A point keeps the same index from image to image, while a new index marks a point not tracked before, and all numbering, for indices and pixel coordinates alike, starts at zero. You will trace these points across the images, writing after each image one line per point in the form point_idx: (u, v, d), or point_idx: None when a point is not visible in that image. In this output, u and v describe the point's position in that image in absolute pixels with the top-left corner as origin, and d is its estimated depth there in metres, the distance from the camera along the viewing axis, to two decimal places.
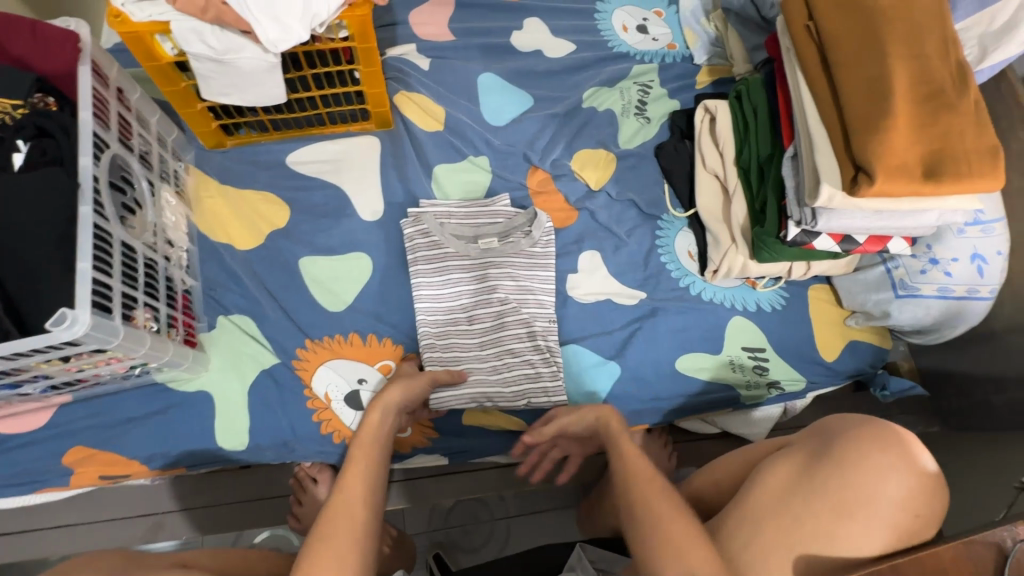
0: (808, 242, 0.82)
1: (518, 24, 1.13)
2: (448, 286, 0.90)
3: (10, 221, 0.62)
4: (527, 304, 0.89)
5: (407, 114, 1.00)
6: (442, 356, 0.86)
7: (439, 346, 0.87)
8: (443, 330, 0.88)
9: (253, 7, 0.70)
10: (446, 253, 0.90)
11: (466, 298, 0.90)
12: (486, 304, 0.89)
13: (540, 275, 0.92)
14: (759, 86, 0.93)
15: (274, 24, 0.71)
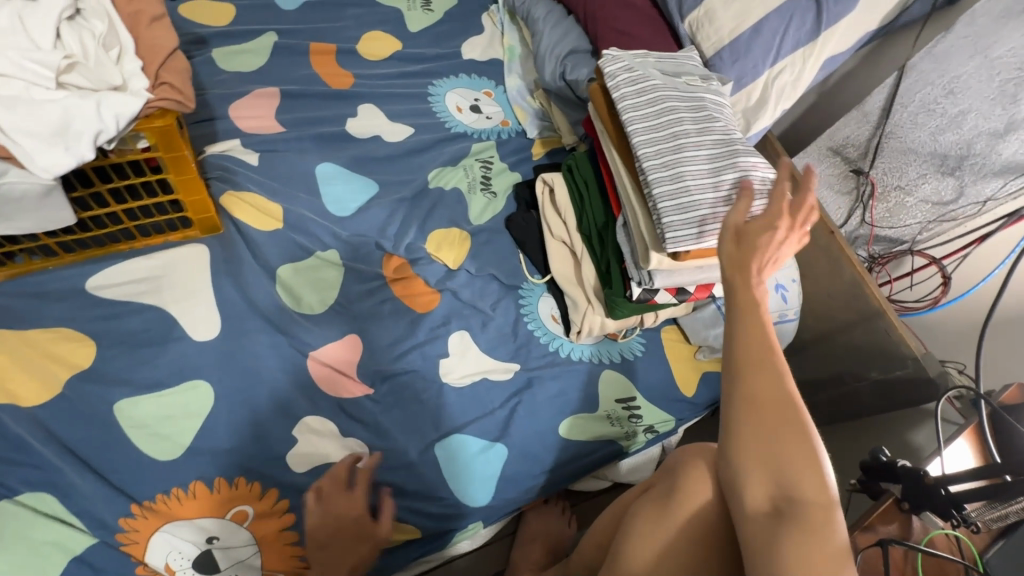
0: (652, 299, 0.91)
1: (352, 111, 1.12)
2: (696, 151, 0.79)
3: None
4: (689, 157, 0.78)
5: (236, 215, 0.92)
6: (654, 154, 0.79)
7: (666, 176, 0.78)
8: (666, 158, 0.79)
9: (14, 130, 0.60)
10: (689, 148, 0.79)
11: (662, 143, 0.80)
12: (693, 148, 0.79)
13: (696, 138, 0.80)
14: (585, 160, 1.02)
15: (45, 149, 0.61)
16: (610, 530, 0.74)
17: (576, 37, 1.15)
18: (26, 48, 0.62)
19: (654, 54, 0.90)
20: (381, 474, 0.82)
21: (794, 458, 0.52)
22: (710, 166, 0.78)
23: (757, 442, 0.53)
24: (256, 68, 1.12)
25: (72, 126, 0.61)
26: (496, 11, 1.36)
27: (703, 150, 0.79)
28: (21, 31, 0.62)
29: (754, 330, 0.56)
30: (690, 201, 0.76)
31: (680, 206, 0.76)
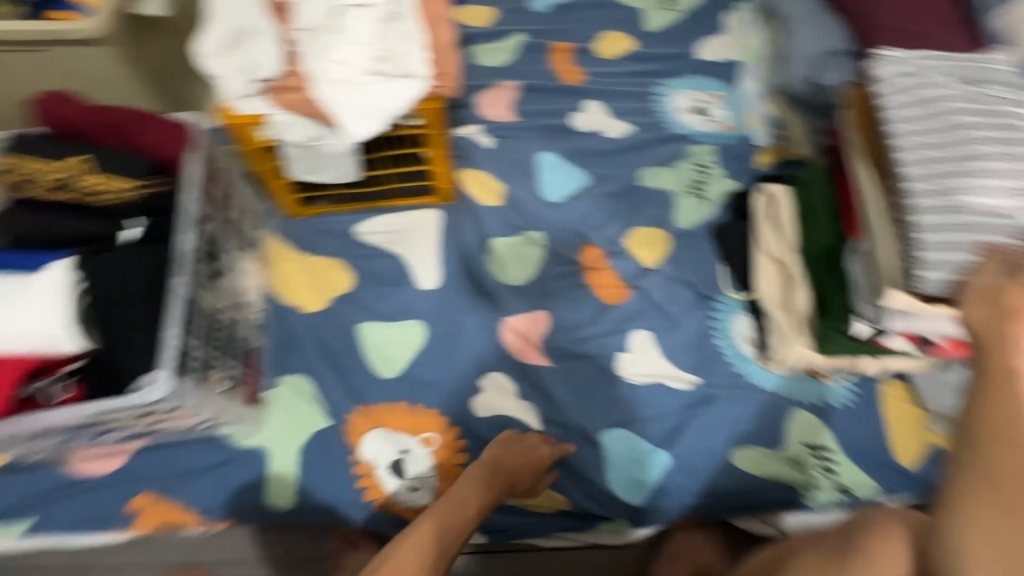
0: (878, 339, 0.79)
1: (578, 106, 1.19)
2: (981, 180, 0.67)
3: (113, 289, 0.66)
4: (970, 187, 0.67)
5: (469, 189, 1.06)
6: (924, 177, 0.68)
7: (935, 205, 0.67)
8: (938, 183, 0.68)
9: (343, 104, 0.79)
10: (974, 174, 0.67)
11: (936, 165, 0.68)
12: (976, 176, 0.67)
13: (983, 163, 0.68)
14: (822, 176, 0.91)
15: (360, 119, 0.79)
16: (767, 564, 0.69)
17: (837, 38, 1.03)
18: (354, 40, 0.82)
19: (948, 56, 0.75)
20: (545, 443, 0.88)
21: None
22: (992, 201, 0.66)
23: (983, 533, 0.48)
24: (503, 63, 1.25)
25: (376, 103, 0.80)
26: (743, 9, 1.30)
27: (988, 178, 0.67)
28: (352, 26, 0.83)
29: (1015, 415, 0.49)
30: (960, 240, 0.66)
31: (945, 244, 0.66)
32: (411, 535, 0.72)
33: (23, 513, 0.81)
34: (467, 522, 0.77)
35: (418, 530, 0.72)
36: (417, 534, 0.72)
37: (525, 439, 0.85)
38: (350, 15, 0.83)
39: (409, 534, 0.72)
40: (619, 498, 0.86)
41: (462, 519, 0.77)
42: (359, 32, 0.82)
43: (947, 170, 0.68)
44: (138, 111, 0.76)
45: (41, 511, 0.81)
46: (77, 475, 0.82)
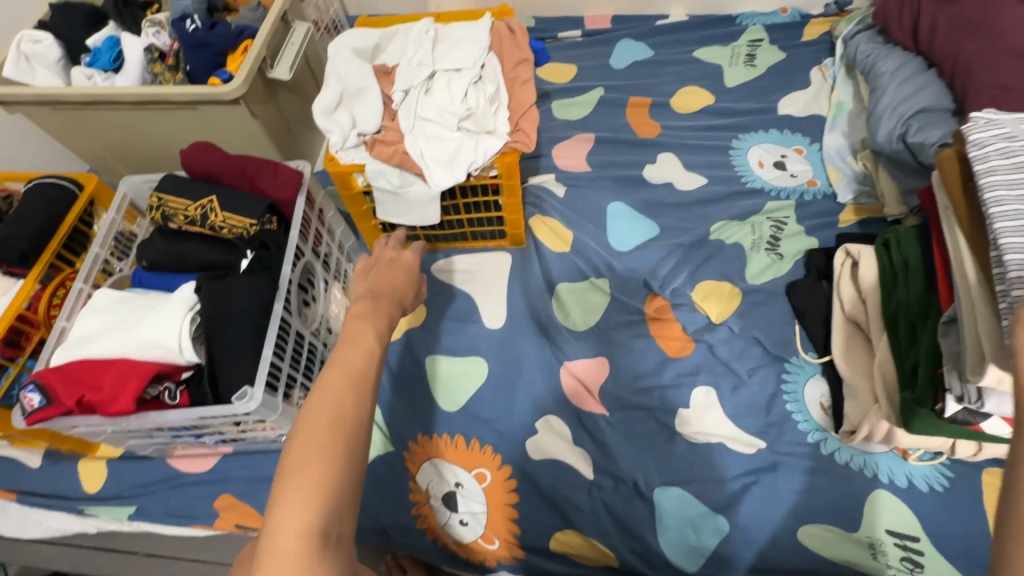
0: (974, 422, 0.70)
1: (651, 159, 1.22)
2: None
3: (219, 311, 0.76)
4: None
5: (539, 236, 1.11)
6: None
7: None
8: None
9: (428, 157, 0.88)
10: None
11: None
12: None
13: None
14: (912, 237, 0.85)
15: (441, 170, 0.88)
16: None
17: (934, 93, 0.98)
18: (441, 99, 0.92)
19: None
20: (597, 493, 0.86)
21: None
22: None
23: None
24: (581, 116, 1.32)
25: (454, 155, 0.88)
26: (830, 64, 1.27)
27: None
28: (441, 87, 0.93)
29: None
30: None
31: None
32: (327, 376, 0.54)
33: (129, 499, 0.92)
34: (376, 351, 0.59)
35: (327, 381, 0.54)
36: (335, 370, 0.55)
37: (384, 261, 0.76)
38: (441, 78, 0.94)
39: (328, 367, 0.55)
40: (672, 562, 0.81)
41: (369, 353, 0.58)
42: (445, 92, 0.92)
43: None
44: (261, 160, 0.89)
45: (142, 499, 0.92)
46: (175, 471, 0.92)
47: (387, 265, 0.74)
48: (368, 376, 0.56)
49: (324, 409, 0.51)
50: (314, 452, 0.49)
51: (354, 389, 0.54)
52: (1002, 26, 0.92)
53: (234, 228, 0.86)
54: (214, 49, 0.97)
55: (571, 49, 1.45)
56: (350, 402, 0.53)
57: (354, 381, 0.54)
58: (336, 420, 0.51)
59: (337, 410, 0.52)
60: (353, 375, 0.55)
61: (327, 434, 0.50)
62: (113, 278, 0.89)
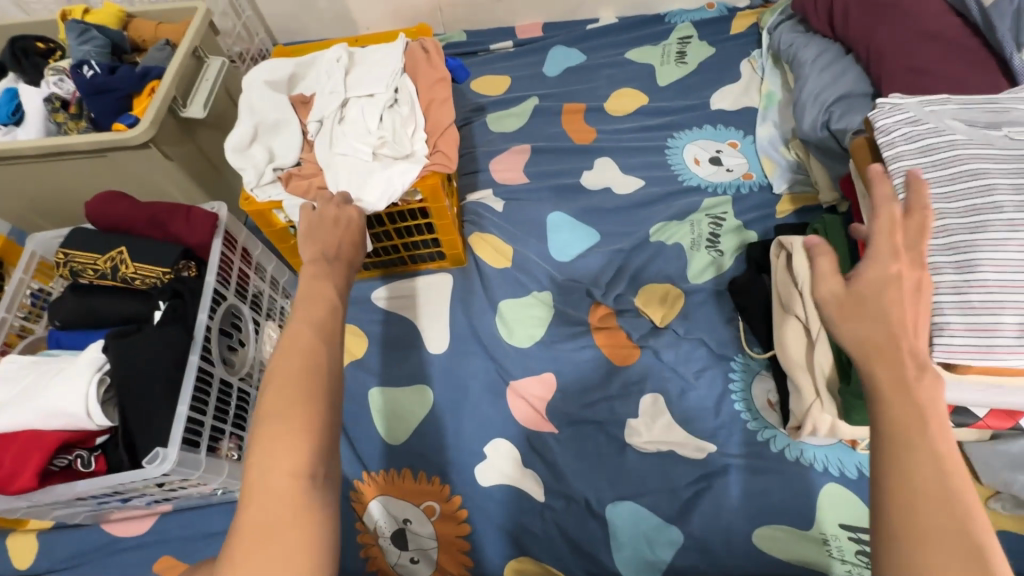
0: None
1: (589, 165, 1.21)
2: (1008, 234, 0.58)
3: (129, 370, 0.72)
4: (993, 241, 0.58)
5: (480, 254, 1.09)
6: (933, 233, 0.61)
7: (949, 265, 0.59)
8: (952, 239, 0.60)
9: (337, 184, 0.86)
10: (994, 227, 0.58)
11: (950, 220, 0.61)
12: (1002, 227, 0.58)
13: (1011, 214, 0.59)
14: (839, 226, 0.85)
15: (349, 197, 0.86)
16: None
17: (852, 78, 0.99)
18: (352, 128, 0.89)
19: (954, 99, 0.70)
20: (549, 515, 0.84)
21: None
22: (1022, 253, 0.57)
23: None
24: (517, 127, 1.30)
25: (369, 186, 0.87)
26: (758, 56, 1.28)
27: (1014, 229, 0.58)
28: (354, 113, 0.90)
29: (923, 521, 0.36)
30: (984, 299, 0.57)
31: (961, 304, 0.57)
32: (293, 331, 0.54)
33: (59, 573, 0.87)
34: (338, 306, 0.59)
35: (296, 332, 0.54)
36: (302, 320, 0.55)
37: (322, 218, 0.69)
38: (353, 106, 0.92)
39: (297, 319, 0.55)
40: None
41: (330, 304, 0.58)
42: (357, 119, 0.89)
43: (966, 223, 0.60)
44: (171, 205, 0.85)
45: (75, 571, 0.86)
46: (111, 537, 0.88)
47: (323, 218, 0.70)
48: (335, 328, 0.56)
49: (304, 358, 0.52)
50: (296, 396, 0.49)
51: (330, 340, 0.55)
52: (908, 10, 0.93)
53: (146, 278, 0.82)
54: (116, 93, 0.94)
55: (504, 60, 1.43)
56: (321, 351, 0.53)
57: (328, 334, 0.55)
58: (312, 367, 0.52)
59: (311, 358, 0.52)
60: (326, 327, 0.56)
61: (308, 378, 0.51)
62: (25, 342, 0.85)
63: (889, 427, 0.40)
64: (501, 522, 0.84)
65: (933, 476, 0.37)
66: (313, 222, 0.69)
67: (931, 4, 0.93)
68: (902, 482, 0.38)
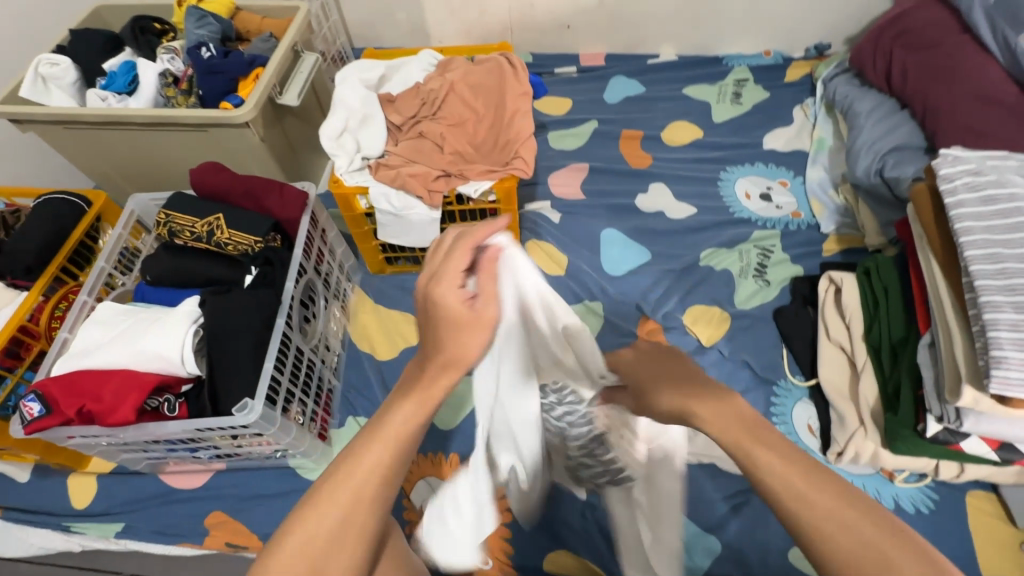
0: (954, 443, 0.72)
1: (643, 188, 1.26)
2: None
3: (224, 323, 0.77)
4: None
5: (535, 259, 1.15)
6: (995, 274, 0.65)
7: (1009, 304, 0.63)
8: (1012, 280, 0.64)
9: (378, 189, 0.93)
10: None
11: (1011, 263, 0.65)
12: None
13: None
14: (890, 264, 0.89)
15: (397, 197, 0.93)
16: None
17: (907, 132, 1.04)
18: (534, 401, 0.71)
19: (1016, 157, 0.75)
20: (590, 512, 0.86)
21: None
22: None
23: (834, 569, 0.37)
24: (576, 147, 1.37)
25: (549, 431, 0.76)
26: (811, 103, 1.35)
27: None
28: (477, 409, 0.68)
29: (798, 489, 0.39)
30: None
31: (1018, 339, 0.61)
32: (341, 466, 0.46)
33: (118, 515, 0.92)
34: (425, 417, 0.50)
35: (348, 460, 0.47)
36: (361, 449, 0.47)
37: (448, 297, 0.54)
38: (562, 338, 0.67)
39: (360, 444, 0.48)
40: None
41: (399, 439, 0.48)
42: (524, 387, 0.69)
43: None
44: (266, 180, 0.92)
45: (131, 516, 0.91)
46: (168, 487, 0.93)
47: (471, 314, 0.54)
48: (393, 470, 0.47)
49: (328, 505, 0.45)
50: (291, 554, 0.43)
51: (376, 494, 0.46)
52: (966, 76, 0.98)
53: (239, 245, 0.88)
54: (227, 75, 1.01)
55: (568, 84, 1.51)
56: (363, 502, 0.45)
57: (371, 487, 0.46)
58: (357, 495, 0.45)
59: (346, 513, 0.45)
60: (380, 480, 0.46)
61: (300, 560, 0.43)
62: (115, 292, 0.90)
63: (725, 441, 0.44)
64: (541, 513, 0.87)
65: (776, 456, 0.41)
66: (453, 331, 0.54)
67: (992, 69, 0.97)
68: (758, 480, 0.41)
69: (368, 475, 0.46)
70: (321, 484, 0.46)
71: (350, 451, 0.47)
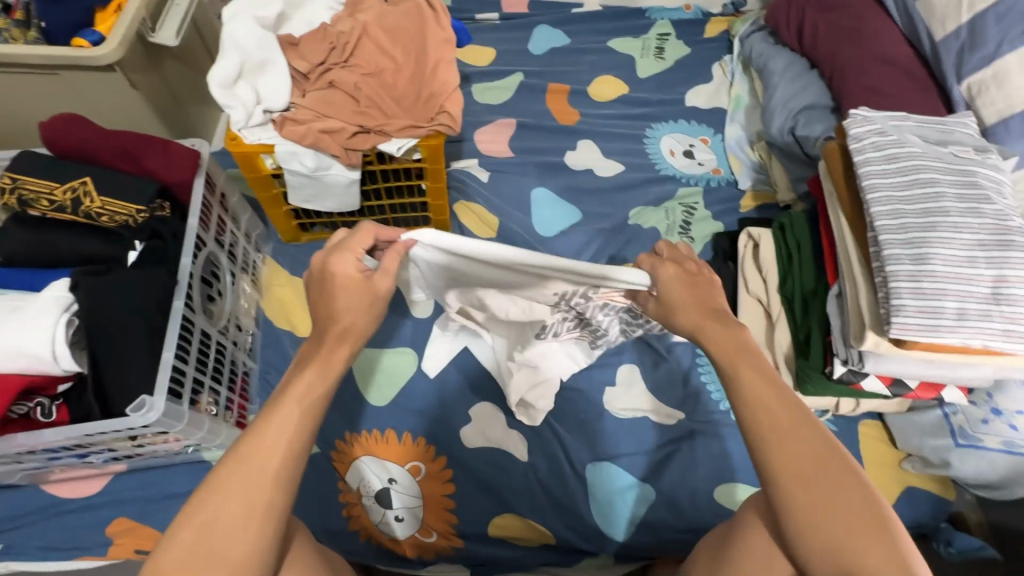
0: (857, 382, 0.80)
1: (572, 145, 1.24)
2: (952, 233, 0.69)
3: (106, 308, 0.66)
4: (940, 237, 0.68)
5: (464, 221, 1.10)
6: (896, 229, 0.71)
7: (907, 256, 0.69)
8: (909, 234, 0.70)
9: (287, 147, 0.82)
10: (940, 228, 0.69)
11: (910, 217, 0.71)
12: (947, 228, 0.69)
13: (955, 217, 0.70)
14: (801, 219, 0.95)
15: (311, 155, 0.83)
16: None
17: (816, 91, 1.09)
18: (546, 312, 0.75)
19: (913, 118, 0.81)
20: (532, 474, 0.87)
21: (864, 542, 0.44)
22: (965, 250, 0.68)
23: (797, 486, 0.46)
24: (502, 101, 1.30)
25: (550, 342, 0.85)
26: (729, 60, 1.37)
27: (956, 229, 0.69)
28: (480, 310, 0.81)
29: (781, 423, 0.48)
30: (932, 285, 0.67)
31: (914, 288, 0.67)
32: (243, 443, 0.46)
33: None
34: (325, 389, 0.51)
35: (249, 439, 0.46)
36: (267, 423, 0.47)
37: (338, 272, 0.57)
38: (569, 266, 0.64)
39: (263, 417, 0.48)
40: (605, 535, 0.84)
41: (305, 405, 0.49)
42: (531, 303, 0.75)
43: (921, 221, 0.70)
44: (143, 137, 0.78)
45: (13, 534, 0.79)
46: (57, 498, 0.81)
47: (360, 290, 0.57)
48: (299, 437, 0.48)
49: (232, 485, 0.44)
50: (189, 540, 0.42)
51: (282, 465, 0.46)
52: (870, 37, 1.04)
53: (115, 215, 0.73)
54: (79, 5, 0.83)
55: (490, 32, 1.42)
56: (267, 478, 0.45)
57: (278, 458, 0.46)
58: (260, 470, 0.45)
59: (247, 491, 0.44)
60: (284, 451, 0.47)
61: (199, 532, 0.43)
62: None
63: (729, 367, 0.52)
64: (484, 481, 0.87)
65: (759, 387, 0.50)
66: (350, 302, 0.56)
67: (890, 32, 1.04)
68: (748, 399, 0.50)
69: (270, 449, 0.46)
70: (221, 466, 0.46)
71: (252, 431, 0.47)
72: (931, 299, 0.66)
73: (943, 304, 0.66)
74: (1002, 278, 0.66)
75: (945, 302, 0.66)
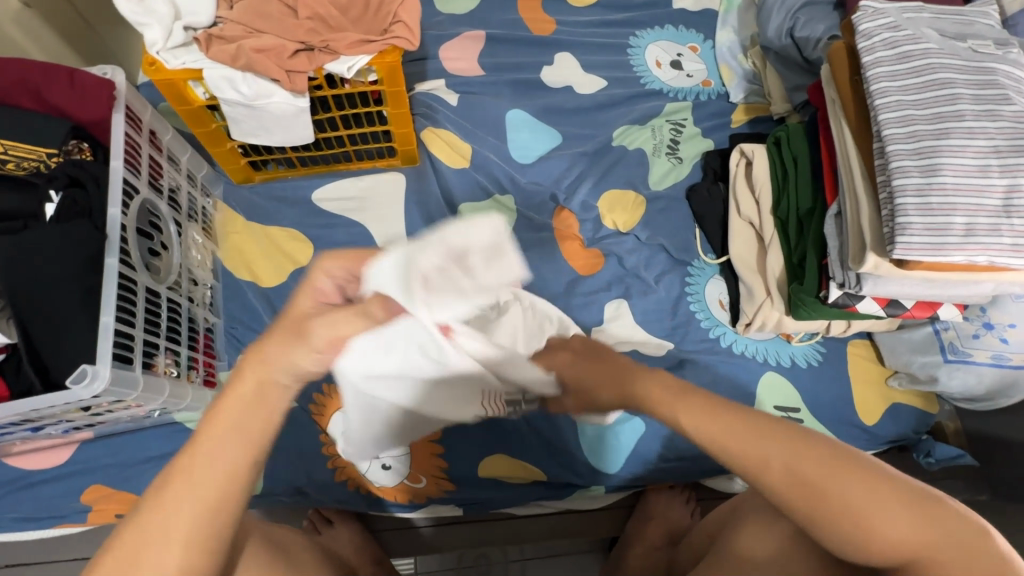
0: (851, 305, 0.77)
1: (548, 59, 1.11)
2: (964, 141, 0.63)
3: (37, 272, 0.59)
4: (952, 147, 0.63)
5: (433, 151, 0.98)
6: (906, 137, 0.64)
7: (917, 169, 0.63)
8: (920, 144, 0.64)
9: (217, 72, 0.71)
10: (953, 138, 0.63)
11: (922, 124, 0.64)
12: (961, 135, 0.63)
13: (970, 123, 0.63)
14: (800, 131, 0.87)
15: (248, 81, 0.72)
16: (723, 521, 0.70)
17: None
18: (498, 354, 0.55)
19: (929, 9, 0.72)
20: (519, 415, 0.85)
21: (887, 520, 0.42)
22: (980, 160, 0.62)
23: (790, 496, 0.43)
24: (468, 10, 1.16)
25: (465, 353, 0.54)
26: None
27: (970, 138, 0.63)
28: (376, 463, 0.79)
29: (739, 449, 0.44)
30: (940, 200, 0.61)
31: (922, 204, 0.62)
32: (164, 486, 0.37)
33: None
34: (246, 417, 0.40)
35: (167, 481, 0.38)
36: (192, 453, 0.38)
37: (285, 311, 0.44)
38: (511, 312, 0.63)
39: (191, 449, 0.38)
40: (595, 468, 0.84)
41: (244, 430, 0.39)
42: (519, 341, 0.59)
43: (933, 128, 0.64)
44: (42, 66, 0.66)
45: None
46: (21, 471, 0.77)
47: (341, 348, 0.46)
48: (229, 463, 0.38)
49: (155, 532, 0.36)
50: None
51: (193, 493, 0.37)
52: None
53: (23, 162, 0.66)
54: None
55: None
56: (183, 540, 0.36)
57: (229, 488, 0.38)
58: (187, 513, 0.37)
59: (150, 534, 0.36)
60: (216, 489, 0.38)
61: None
62: None
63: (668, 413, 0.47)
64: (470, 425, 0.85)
65: (705, 418, 0.45)
66: (311, 325, 0.42)
67: None
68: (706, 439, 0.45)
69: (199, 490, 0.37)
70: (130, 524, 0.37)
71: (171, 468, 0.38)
72: (938, 218, 0.61)
73: (952, 220, 0.61)
74: (1015, 189, 0.61)
75: (952, 218, 0.61)
